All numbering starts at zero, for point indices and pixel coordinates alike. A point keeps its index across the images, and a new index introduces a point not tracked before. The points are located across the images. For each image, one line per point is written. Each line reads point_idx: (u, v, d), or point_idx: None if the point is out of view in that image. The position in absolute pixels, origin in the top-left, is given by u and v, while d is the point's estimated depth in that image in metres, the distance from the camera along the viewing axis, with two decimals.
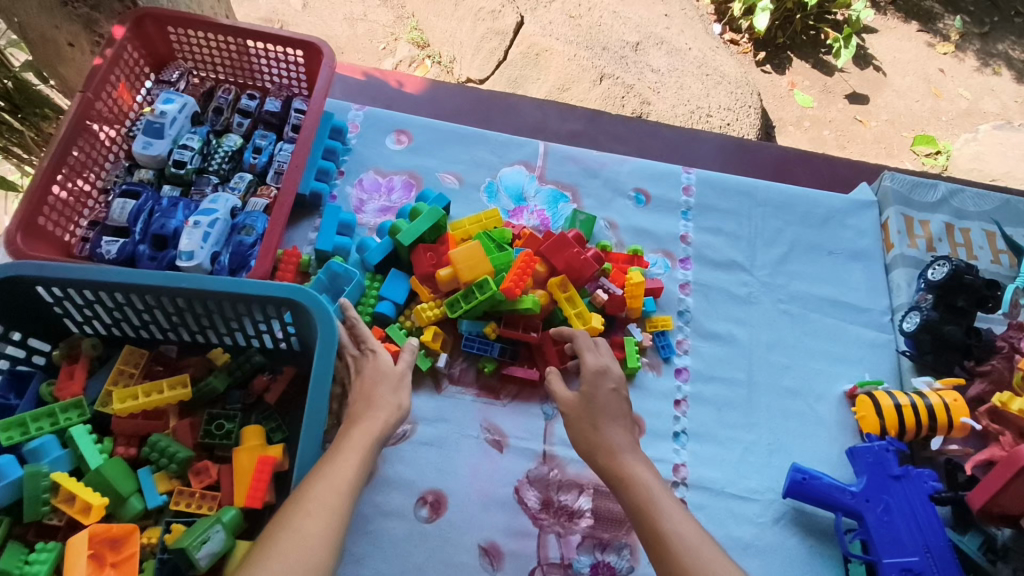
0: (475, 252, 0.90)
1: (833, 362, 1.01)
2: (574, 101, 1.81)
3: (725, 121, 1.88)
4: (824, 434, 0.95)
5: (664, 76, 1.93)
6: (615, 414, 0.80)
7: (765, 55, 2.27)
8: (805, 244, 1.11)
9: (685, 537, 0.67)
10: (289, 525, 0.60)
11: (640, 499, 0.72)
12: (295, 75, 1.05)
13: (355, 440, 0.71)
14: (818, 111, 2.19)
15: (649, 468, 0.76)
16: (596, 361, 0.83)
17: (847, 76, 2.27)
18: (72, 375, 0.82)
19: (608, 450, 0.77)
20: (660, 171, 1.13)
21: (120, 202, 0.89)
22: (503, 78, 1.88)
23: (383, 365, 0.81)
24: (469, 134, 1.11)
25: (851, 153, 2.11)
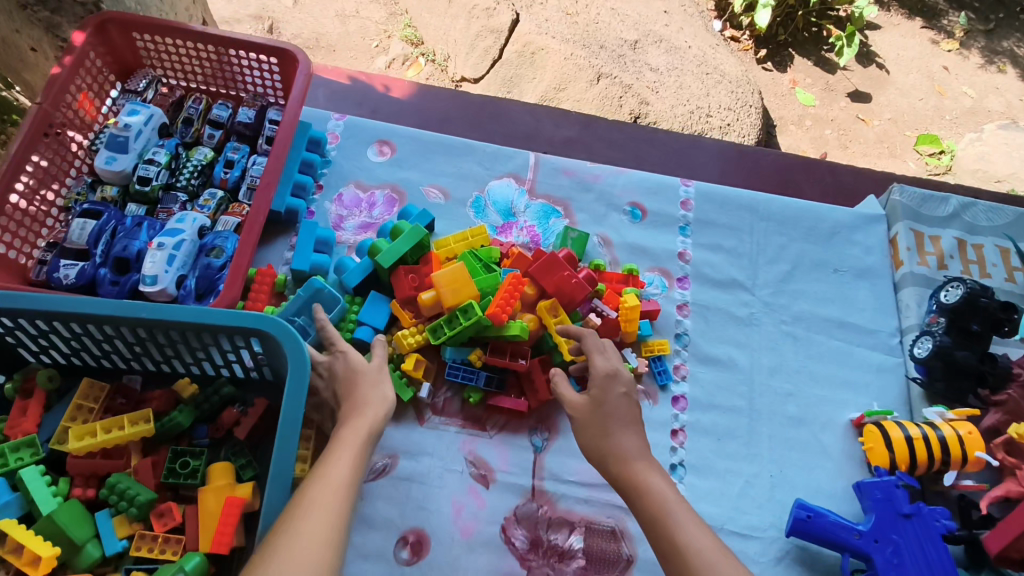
0: (459, 274, 0.84)
1: (839, 388, 0.96)
2: (569, 102, 1.75)
3: (725, 122, 1.82)
4: (830, 465, 0.90)
5: (663, 75, 1.87)
6: (624, 418, 0.75)
7: (766, 52, 2.21)
8: (810, 261, 1.05)
9: (704, 553, 0.62)
10: (286, 531, 0.55)
11: (653, 511, 0.67)
12: (270, 83, 0.99)
13: (347, 438, 0.66)
14: (820, 110, 2.12)
15: (664, 477, 0.71)
16: (607, 364, 0.79)
17: (849, 75, 2.20)
18: (25, 411, 0.76)
19: (619, 457, 0.72)
20: (657, 183, 1.07)
21: (80, 222, 0.83)
22: (498, 78, 1.81)
23: (360, 365, 0.76)
24: (455, 145, 1.06)
25: (854, 153, 2.04)
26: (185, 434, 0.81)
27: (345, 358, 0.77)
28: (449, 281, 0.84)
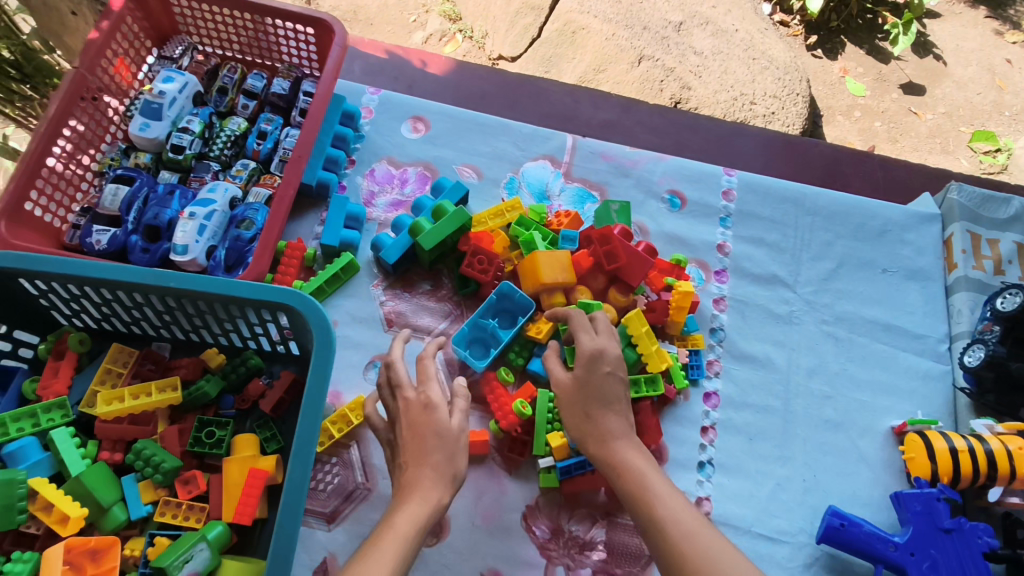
0: (547, 257, 0.84)
1: (880, 394, 0.92)
2: (609, 84, 1.71)
3: (769, 109, 1.76)
4: (865, 473, 0.87)
5: (707, 60, 1.80)
6: (609, 399, 0.73)
7: (816, 39, 2.11)
8: (856, 260, 1.00)
9: (682, 523, 0.63)
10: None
11: (632, 488, 0.67)
12: (306, 54, 0.97)
13: (399, 530, 0.61)
14: (870, 101, 2.03)
15: (644, 455, 0.70)
16: (601, 343, 0.75)
17: (903, 65, 2.10)
18: (56, 372, 0.76)
19: (602, 436, 0.71)
20: (697, 171, 1.03)
21: (112, 188, 0.83)
22: (537, 59, 1.76)
23: (443, 426, 0.68)
24: (490, 123, 1.03)
25: (903, 147, 1.95)
26: (212, 404, 0.80)
27: (422, 411, 0.69)
28: (553, 265, 0.85)
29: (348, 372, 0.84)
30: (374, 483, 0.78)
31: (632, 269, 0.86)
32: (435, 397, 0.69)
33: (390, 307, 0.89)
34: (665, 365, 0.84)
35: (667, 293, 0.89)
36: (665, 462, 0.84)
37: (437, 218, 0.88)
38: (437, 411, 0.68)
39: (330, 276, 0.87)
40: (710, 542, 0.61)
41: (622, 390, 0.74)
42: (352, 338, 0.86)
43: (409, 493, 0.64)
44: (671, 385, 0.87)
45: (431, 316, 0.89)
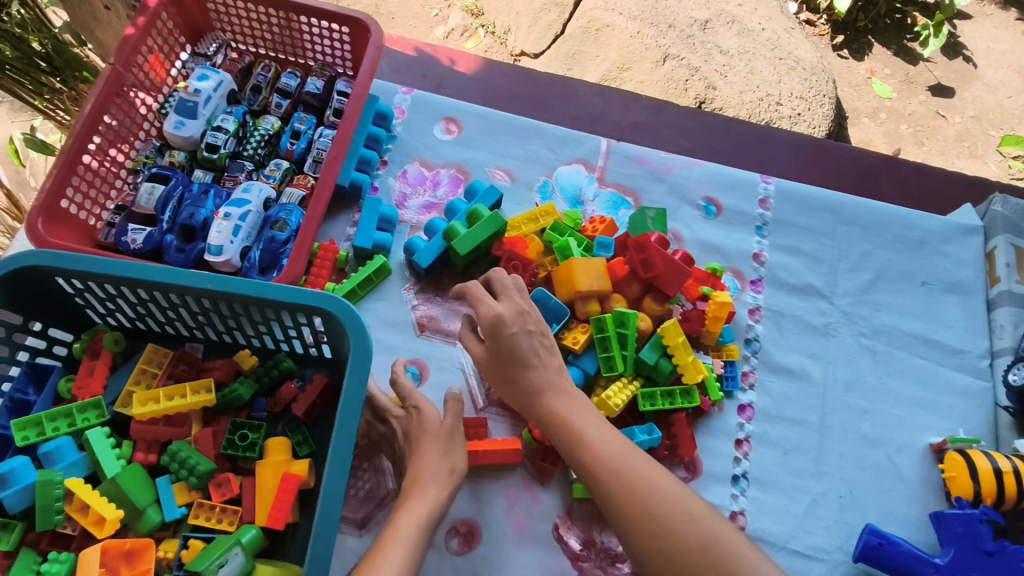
0: (583, 264, 0.83)
1: (919, 410, 0.90)
2: (633, 82, 1.68)
3: (795, 111, 1.72)
4: (902, 490, 0.85)
5: (733, 59, 1.77)
6: (522, 358, 0.72)
7: (843, 39, 2.07)
8: (895, 271, 0.98)
9: (608, 460, 0.65)
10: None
11: (564, 438, 0.68)
12: (339, 53, 0.96)
13: (403, 529, 0.62)
14: (897, 103, 1.99)
15: (570, 401, 0.71)
16: (503, 309, 0.73)
17: (932, 67, 2.06)
18: (92, 371, 0.76)
19: (537, 389, 0.71)
20: (733, 178, 1.01)
21: (147, 186, 0.82)
22: (560, 54, 1.77)
23: (430, 424, 0.74)
24: (524, 126, 1.01)
25: (929, 151, 1.92)
26: (245, 408, 0.80)
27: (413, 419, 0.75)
28: (588, 272, 0.83)
29: (381, 377, 0.84)
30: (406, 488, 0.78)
31: (668, 279, 0.84)
32: (420, 402, 0.77)
33: (422, 312, 0.88)
34: (699, 376, 0.83)
35: (703, 302, 0.88)
36: (698, 474, 0.82)
37: (471, 222, 0.87)
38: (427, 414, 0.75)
39: (363, 279, 0.86)
40: (640, 470, 0.64)
41: (537, 346, 0.73)
42: (384, 342, 0.86)
43: (409, 492, 0.67)
44: (705, 397, 0.85)
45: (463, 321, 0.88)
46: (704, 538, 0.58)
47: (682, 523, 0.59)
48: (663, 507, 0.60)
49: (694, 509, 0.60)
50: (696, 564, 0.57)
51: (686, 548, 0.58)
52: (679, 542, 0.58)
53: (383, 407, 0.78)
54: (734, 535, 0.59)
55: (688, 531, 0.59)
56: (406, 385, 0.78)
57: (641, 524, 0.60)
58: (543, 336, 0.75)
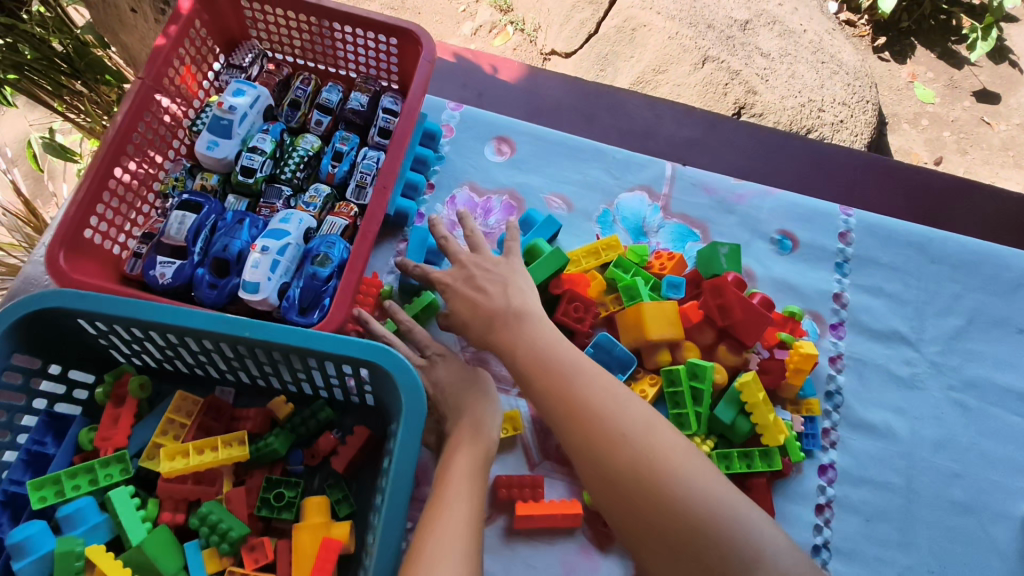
0: (655, 309, 0.76)
1: (1016, 474, 0.81)
2: (669, 86, 1.59)
3: (838, 117, 1.63)
4: (999, 566, 0.77)
5: (775, 62, 1.67)
6: (471, 300, 0.71)
7: (885, 40, 1.96)
8: (987, 317, 0.89)
9: (557, 387, 0.61)
10: (428, 554, 0.52)
11: (520, 366, 0.64)
12: (384, 65, 0.88)
13: (461, 468, 0.61)
14: (939, 109, 1.89)
15: (530, 324, 0.67)
16: (448, 275, 0.75)
17: (978, 71, 1.95)
18: (116, 421, 0.69)
19: (487, 324, 0.69)
20: (810, 210, 0.93)
21: (178, 215, 0.75)
22: (592, 55, 1.69)
23: (457, 370, 0.73)
24: (582, 148, 0.94)
25: (972, 160, 1.82)
26: (280, 460, 0.72)
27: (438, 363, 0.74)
28: (660, 318, 0.76)
29: None
30: None
31: (747, 326, 0.77)
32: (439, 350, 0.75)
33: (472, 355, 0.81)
34: (780, 438, 0.74)
35: (783, 349, 0.80)
36: None
37: (531, 260, 0.81)
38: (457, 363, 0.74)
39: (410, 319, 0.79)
40: (582, 393, 0.60)
41: (478, 286, 0.72)
42: None
43: (461, 436, 0.66)
44: (784, 457, 0.77)
45: None
46: (642, 460, 0.55)
47: (616, 449, 0.56)
48: (606, 432, 0.57)
49: (629, 429, 0.57)
50: (635, 495, 0.55)
51: (623, 476, 0.55)
52: (617, 470, 0.56)
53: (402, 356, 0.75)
54: (677, 449, 0.56)
55: (623, 457, 0.56)
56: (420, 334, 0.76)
57: (585, 452, 0.58)
58: (491, 275, 0.73)
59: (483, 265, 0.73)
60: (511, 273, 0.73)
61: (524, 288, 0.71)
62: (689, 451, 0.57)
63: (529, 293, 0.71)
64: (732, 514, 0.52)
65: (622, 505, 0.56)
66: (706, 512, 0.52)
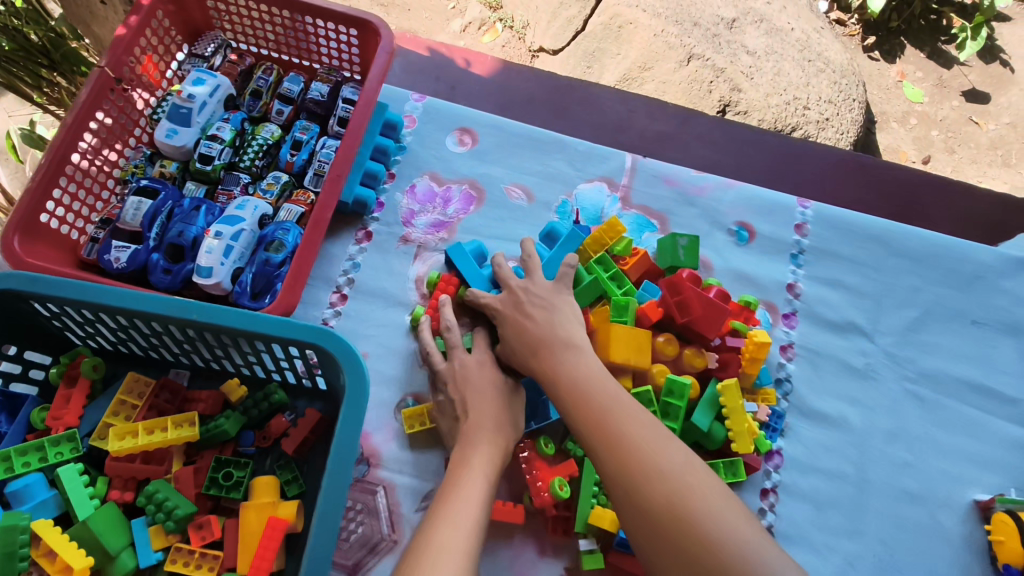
0: (625, 332, 0.75)
1: (967, 464, 0.82)
2: (654, 83, 1.59)
3: (823, 115, 1.65)
4: (945, 552, 0.78)
5: (760, 60, 1.67)
6: (530, 344, 0.71)
7: (874, 40, 1.96)
8: (944, 309, 0.89)
9: (599, 414, 0.62)
10: (432, 544, 0.54)
11: (564, 393, 0.66)
12: (347, 56, 0.89)
13: (476, 468, 0.64)
14: (928, 108, 1.90)
15: (578, 356, 0.68)
16: (499, 301, 0.77)
17: (967, 71, 1.95)
18: (68, 401, 0.70)
19: (531, 348, 0.70)
20: (769, 202, 0.93)
21: (134, 201, 0.76)
22: (579, 51, 1.69)
23: (492, 377, 0.73)
24: (544, 139, 0.94)
25: (960, 159, 1.83)
26: (231, 441, 0.74)
27: (475, 369, 0.73)
28: (627, 341, 0.75)
29: (379, 410, 0.79)
30: (401, 534, 0.73)
31: (705, 323, 0.78)
32: (487, 356, 0.75)
33: None
34: (750, 446, 0.75)
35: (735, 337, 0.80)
36: None
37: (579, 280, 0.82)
38: (492, 372, 0.74)
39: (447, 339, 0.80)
40: (621, 423, 0.61)
41: (525, 312, 0.74)
42: (383, 374, 0.80)
43: (480, 433, 0.68)
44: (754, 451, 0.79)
45: None
46: (677, 497, 0.54)
47: (652, 483, 0.55)
48: (644, 467, 0.57)
49: (664, 463, 0.57)
50: (662, 525, 0.53)
51: (653, 506, 0.54)
52: (652, 503, 0.54)
53: (454, 343, 0.76)
54: (715, 492, 0.55)
55: (659, 492, 0.55)
56: (481, 338, 0.77)
57: (621, 483, 0.57)
58: (538, 300, 0.75)
59: (531, 291, 0.75)
60: (558, 300, 0.75)
61: (571, 319, 0.73)
62: (727, 497, 0.55)
63: (575, 324, 0.72)
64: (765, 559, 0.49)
65: (652, 536, 0.54)
66: (736, 554, 0.49)
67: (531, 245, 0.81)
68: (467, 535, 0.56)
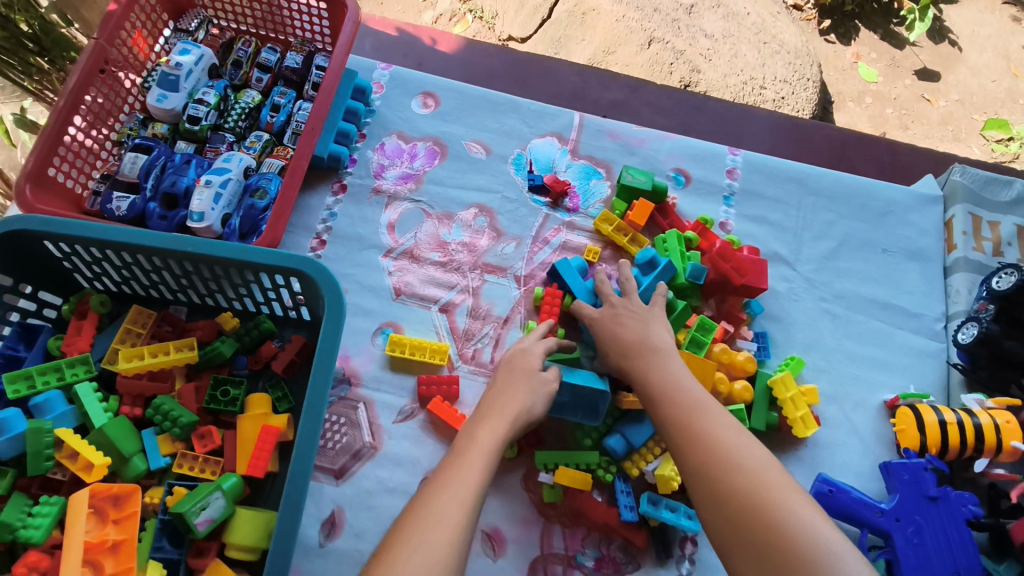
0: (690, 359, 0.83)
1: (876, 370, 0.93)
2: (618, 66, 1.70)
3: (779, 94, 1.75)
4: (858, 443, 0.89)
5: (718, 43, 1.79)
6: (624, 347, 0.78)
7: (830, 23, 2.09)
8: (857, 240, 1.01)
9: (684, 415, 0.67)
10: (432, 507, 0.57)
11: (654, 395, 0.71)
12: (318, 29, 0.99)
13: (482, 444, 0.66)
14: (882, 87, 2.02)
15: (670, 364, 0.74)
16: (597, 312, 0.83)
17: (918, 51, 2.08)
18: (80, 331, 0.80)
19: (623, 350, 0.78)
20: (702, 151, 1.05)
21: (132, 156, 0.86)
22: (547, 38, 1.78)
23: (527, 369, 0.77)
24: (499, 100, 1.05)
25: (913, 134, 1.95)
26: (226, 364, 0.83)
27: (520, 356, 0.79)
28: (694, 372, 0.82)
29: (357, 337, 0.88)
30: (380, 442, 0.83)
31: (759, 278, 0.89)
32: (533, 347, 0.80)
33: (398, 278, 0.92)
34: (809, 432, 0.85)
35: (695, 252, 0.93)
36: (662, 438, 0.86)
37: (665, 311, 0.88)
38: (534, 361, 0.78)
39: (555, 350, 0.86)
40: (707, 425, 0.65)
41: (617, 320, 0.81)
42: (361, 307, 0.90)
43: (495, 414, 0.71)
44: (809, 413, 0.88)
45: (438, 287, 0.92)
46: (752, 487, 0.57)
47: (733, 477, 0.59)
48: (724, 459, 0.61)
49: (745, 462, 0.60)
50: (739, 516, 0.56)
51: (733, 499, 0.58)
52: (729, 491, 0.58)
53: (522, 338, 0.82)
54: (792, 492, 0.57)
55: (736, 481, 0.58)
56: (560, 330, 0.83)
57: (701, 474, 0.61)
58: (632, 312, 0.81)
59: (628, 305, 0.82)
60: (653, 315, 0.81)
61: (662, 331, 0.79)
62: (799, 491, 0.58)
63: (667, 336, 0.79)
64: (833, 551, 0.51)
65: (728, 526, 0.57)
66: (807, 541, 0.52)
67: (629, 269, 0.86)
68: (463, 503, 0.58)
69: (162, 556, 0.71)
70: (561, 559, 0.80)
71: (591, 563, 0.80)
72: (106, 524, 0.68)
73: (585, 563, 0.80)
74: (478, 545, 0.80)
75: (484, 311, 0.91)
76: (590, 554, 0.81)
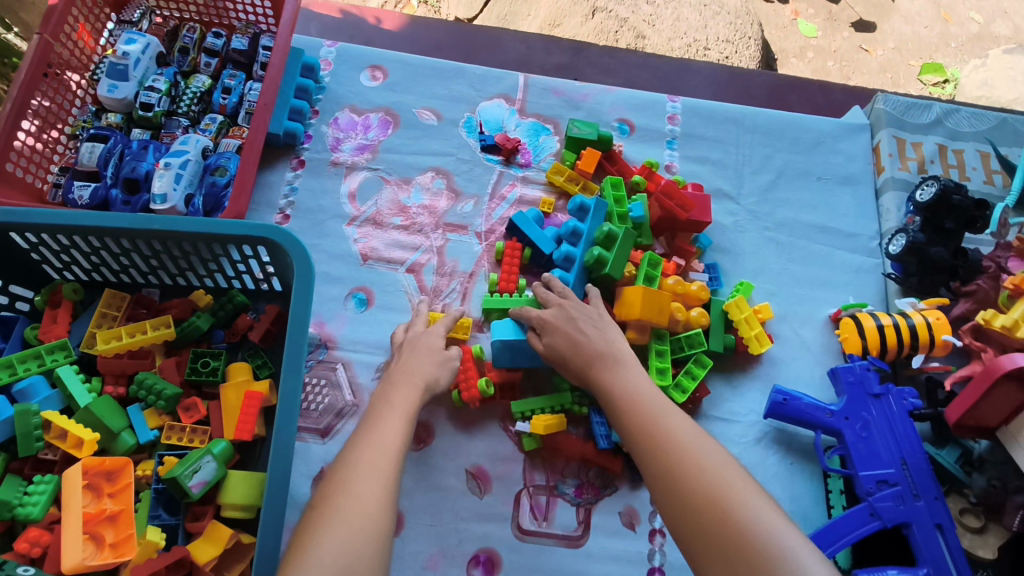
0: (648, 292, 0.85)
1: (820, 288, 1.00)
2: (566, 36, 1.73)
3: (723, 54, 1.81)
4: (808, 356, 0.95)
5: (660, 7, 1.83)
6: (589, 358, 0.77)
7: None
8: (794, 171, 1.08)
9: (648, 414, 0.68)
10: (359, 460, 0.61)
11: (620, 398, 0.71)
12: (261, 11, 1.01)
13: (397, 405, 0.71)
14: (822, 40, 2.09)
15: (631, 377, 0.74)
16: (550, 315, 0.81)
17: (853, 3, 2.16)
18: (55, 319, 0.82)
19: (588, 360, 0.76)
20: (643, 100, 1.10)
21: (88, 146, 0.89)
22: (493, 16, 1.79)
23: (426, 343, 0.81)
24: (446, 68, 1.09)
25: (855, 84, 2.03)
26: (203, 339, 0.86)
27: (421, 337, 0.82)
28: (652, 302, 0.85)
29: (329, 304, 0.92)
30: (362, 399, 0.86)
31: (703, 213, 0.95)
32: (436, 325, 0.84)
33: (363, 244, 0.95)
34: (764, 347, 0.91)
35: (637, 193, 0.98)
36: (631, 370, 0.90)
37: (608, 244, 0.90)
38: (436, 340, 0.82)
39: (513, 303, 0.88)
40: (670, 425, 0.66)
41: (579, 328, 0.79)
42: (330, 275, 0.93)
43: (409, 381, 0.76)
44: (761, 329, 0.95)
45: (403, 250, 0.96)
46: (715, 487, 0.58)
47: (693, 477, 0.59)
48: (686, 461, 0.61)
49: (706, 463, 0.61)
50: (699, 514, 0.57)
51: (693, 497, 0.58)
52: (691, 491, 0.59)
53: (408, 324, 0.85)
54: (749, 490, 0.58)
55: (699, 486, 0.59)
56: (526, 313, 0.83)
57: (664, 471, 0.62)
58: (590, 319, 0.81)
59: (585, 313, 0.81)
60: (608, 323, 0.81)
61: (619, 340, 0.79)
62: (763, 498, 0.58)
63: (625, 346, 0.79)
64: (790, 548, 0.53)
65: (685, 519, 0.58)
66: (765, 540, 0.53)
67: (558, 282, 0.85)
68: (391, 458, 0.63)
69: (160, 523, 0.74)
70: (544, 489, 0.85)
71: (572, 491, 0.85)
72: (103, 497, 0.70)
73: (567, 491, 0.85)
74: (464, 484, 0.84)
75: (449, 268, 0.95)
76: (571, 483, 0.86)
